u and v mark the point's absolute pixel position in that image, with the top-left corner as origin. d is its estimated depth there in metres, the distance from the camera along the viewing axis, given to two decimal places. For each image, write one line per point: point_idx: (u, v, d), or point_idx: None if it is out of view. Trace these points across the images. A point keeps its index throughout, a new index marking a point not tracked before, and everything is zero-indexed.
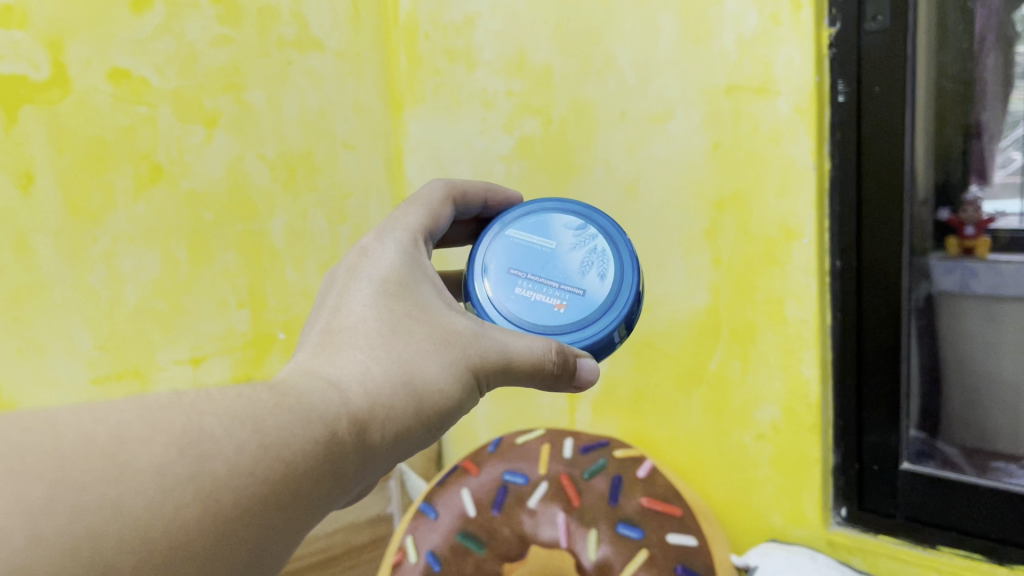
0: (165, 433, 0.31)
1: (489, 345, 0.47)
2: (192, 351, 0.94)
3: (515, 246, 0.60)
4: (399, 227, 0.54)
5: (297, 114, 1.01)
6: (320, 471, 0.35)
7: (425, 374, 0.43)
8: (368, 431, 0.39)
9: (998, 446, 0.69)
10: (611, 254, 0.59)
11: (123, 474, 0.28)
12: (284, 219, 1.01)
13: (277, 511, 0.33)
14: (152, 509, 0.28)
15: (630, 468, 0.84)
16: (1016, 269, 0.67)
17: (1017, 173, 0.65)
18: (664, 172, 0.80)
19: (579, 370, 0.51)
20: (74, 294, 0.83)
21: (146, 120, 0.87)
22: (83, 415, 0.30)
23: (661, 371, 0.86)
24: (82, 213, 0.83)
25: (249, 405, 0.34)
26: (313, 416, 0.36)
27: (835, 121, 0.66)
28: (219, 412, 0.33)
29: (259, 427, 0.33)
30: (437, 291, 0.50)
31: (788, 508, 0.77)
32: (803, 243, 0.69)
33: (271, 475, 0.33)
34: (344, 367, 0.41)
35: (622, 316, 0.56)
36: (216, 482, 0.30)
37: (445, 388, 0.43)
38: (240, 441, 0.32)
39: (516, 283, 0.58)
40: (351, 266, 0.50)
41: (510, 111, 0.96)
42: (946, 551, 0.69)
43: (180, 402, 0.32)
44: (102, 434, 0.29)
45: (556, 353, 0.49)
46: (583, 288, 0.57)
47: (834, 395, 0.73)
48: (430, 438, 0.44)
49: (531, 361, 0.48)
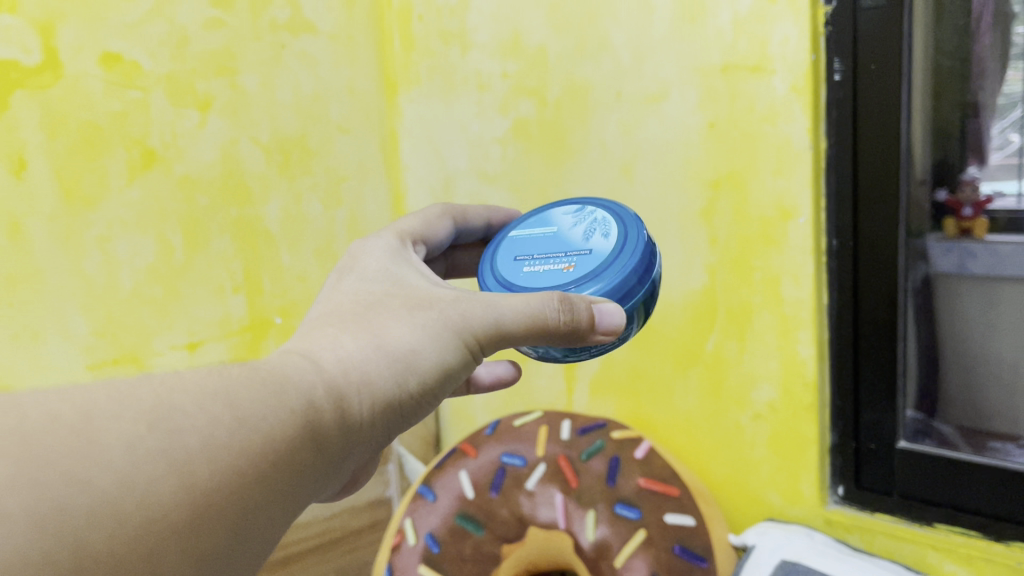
0: (134, 408, 0.30)
1: (477, 306, 0.46)
2: (189, 336, 0.94)
3: (519, 239, 0.61)
4: (388, 235, 0.56)
5: (291, 97, 1.00)
6: (292, 437, 0.35)
7: (403, 343, 0.43)
8: (339, 393, 0.38)
9: (997, 426, 0.69)
10: (612, 218, 0.59)
11: (92, 450, 0.28)
12: (279, 204, 1.00)
13: (252, 480, 0.33)
14: (121, 484, 0.28)
15: (628, 447, 0.83)
16: (1015, 250, 0.64)
17: (1015, 155, 0.63)
18: (661, 152, 0.79)
19: (597, 318, 0.48)
20: (69, 280, 0.83)
21: (139, 105, 0.86)
22: (51, 395, 0.30)
23: (657, 352, 0.86)
24: (76, 198, 0.83)
25: (221, 378, 0.34)
26: (279, 382, 0.36)
27: (830, 99, 0.66)
28: (189, 386, 0.33)
29: (230, 398, 0.33)
30: (423, 277, 0.50)
31: (786, 487, 0.77)
32: (799, 222, 0.69)
33: (242, 444, 0.32)
34: (318, 342, 0.41)
35: (634, 254, 0.54)
36: (189, 455, 0.30)
37: (426, 353, 0.43)
38: (212, 413, 0.32)
39: (523, 264, 0.58)
40: (342, 267, 0.52)
41: (505, 93, 0.95)
42: (943, 528, 0.69)
43: (152, 380, 0.32)
44: (72, 412, 0.29)
45: (560, 303, 0.46)
46: (590, 248, 0.56)
47: (830, 374, 0.73)
48: (418, 405, 0.43)
49: (530, 312, 0.46)
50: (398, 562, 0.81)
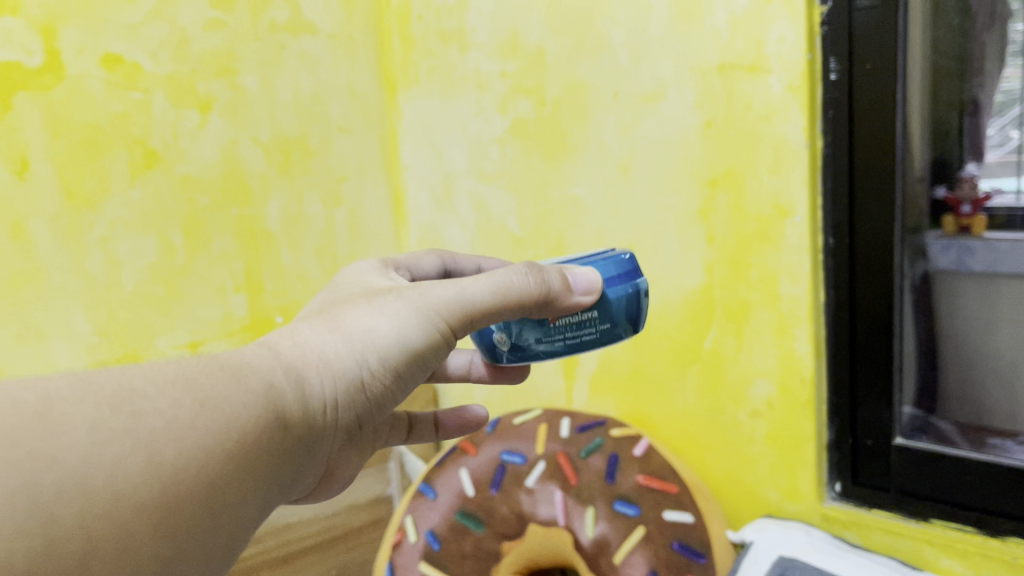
0: (96, 395, 0.32)
1: (442, 284, 0.46)
2: (191, 336, 0.94)
3: None
4: (374, 262, 0.59)
5: (291, 97, 1.01)
6: (249, 414, 0.36)
7: (364, 326, 0.44)
8: (291, 374, 0.40)
9: (994, 423, 0.69)
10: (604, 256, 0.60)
11: (55, 431, 0.30)
12: (280, 203, 1.01)
13: (213, 456, 0.34)
14: (86, 461, 0.30)
15: (627, 446, 0.83)
16: (1014, 247, 0.65)
17: (1015, 151, 0.64)
18: (659, 151, 0.80)
19: (567, 288, 0.49)
20: (72, 280, 0.84)
21: (140, 105, 0.87)
22: (18, 384, 0.32)
23: (656, 350, 0.87)
24: (78, 198, 0.83)
25: (178, 365, 0.36)
26: (229, 366, 0.38)
27: (827, 98, 0.67)
28: (149, 374, 0.35)
29: (184, 381, 0.35)
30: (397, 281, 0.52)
31: (783, 483, 0.78)
32: (796, 221, 0.70)
33: (204, 423, 0.34)
34: (279, 337, 0.43)
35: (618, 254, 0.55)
36: (152, 433, 0.32)
37: (390, 333, 0.44)
38: (173, 396, 0.34)
39: None
40: (330, 286, 0.54)
41: (504, 93, 0.95)
42: (939, 524, 0.69)
43: (114, 369, 0.34)
44: (33, 398, 0.31)
45: (526, 272, 0.48)
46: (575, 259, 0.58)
47: (828, 371, 0.74)
48: (386, 385, 0.44)
49: (496, 283, 0.47)
50: (399, 560, 0.82)
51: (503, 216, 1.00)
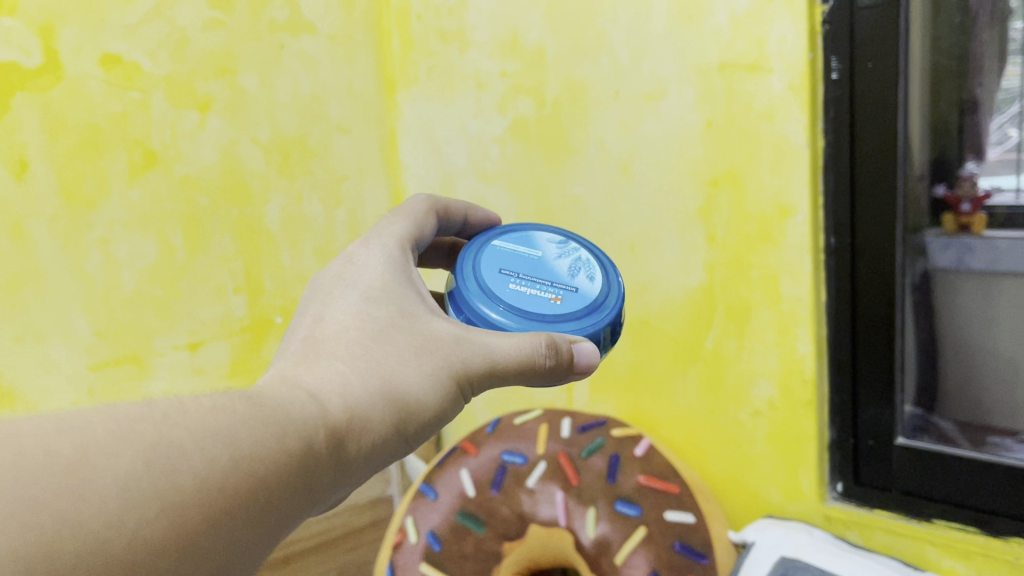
0: (132, 445, 0.29)
1: (472, 350, 0.46)
2: (190, 337, 0.94)
3: (502, 251, 0.60)
4: (391, 236, 0.54)
5: (290, 97, 1.00)
6: (290, 486, 0.34)
7: (404, 382, 0.42)
8: (337, 440, 0.37)
9: (994, 421, 0.69)
10: (595, 264, 0.60)
11: (85, 490, 0.27)
12: (279, 204, 1.00)
13: (244, 525, 0.32)
14: (113, 526, 0.27)
15: (627, 445, 0.83)
16: (1012, 244, 0.65)
17: (1014, 150, 0.64)
18: (660, 151, 0.80)
19: (576, 357, 0.50)
20: (71, 281, 0.84)
21: (139, 106, 0.86)
22: (48, 427, 0.28)
23: (657, 350, 0.87)
24: (76, 199, 0.83)
25: (227, 418, 0.33)
26: (290, 426, 0.35)
27: (828, 97, 0.66)
28: (189, 425, 0.31)
29: (235, 442, 0.32)
30: (422, 301, 0.49)
31: (785, 483, 0.78)
32: (797, 221, 0.70)
33: (241, 490, 0.31)
34: (322, 375, 0.40)
35: (612, 318, 0.56)
36: (185, 497, 0.29)
37: (423, 399, 0.43)
38: (212, 454, 0.31)
39: (509, 280, 0.57)
40: (338, 275, 0.50)
41: (504, 92, 0.95)
42: (941, 524, 0.69)
43: (150, 414, 0.31)
44: (68, 448, 0.28)
45: (548, 348, 0.47)
46: (575, 287, 0.57)
47: (829, 370, 0.73)
48: (406, 447, 0.43)
49: (521, 361, 0.46)
50: (399, 560, 0.82)
51: (503, 216, 1.00)
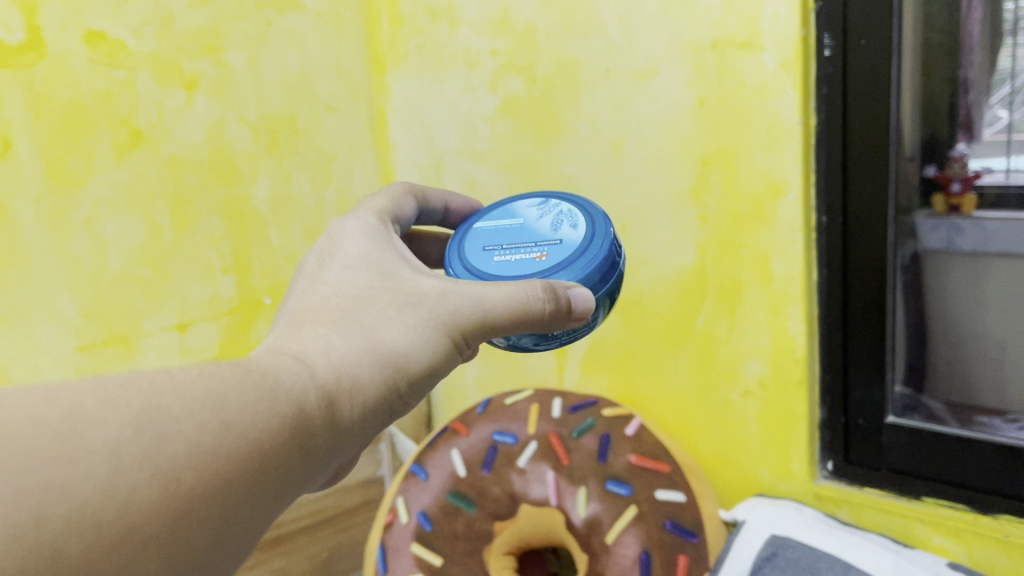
0: (120, 413, 0.29)
1: (463, 296, 0.45)
2: (178, 318, 0.93)
3: (485, 230, 0.59)
4: (371, 211, 0.54)
5: (278, 76, 0.99)
6: (283, 444, 0.34)
7: (396, 340, 0.42)
8: (328, 398, 0.37)
9: (982, 401, 0.70)
10: (578, 209, 0.58)
11: (74, 456, 0.27)
12: (267, 183, 1.00)
13: (239, 486, 0.31)
14: (102, 491, 0.27)
15: (619, 424, 0.83)
16: (1002, 227, 0.64)
17: (1004, 132, 0.63)
18: (651, 130, 0.79)
19: (572, 301, 0.48)
20: (56, 262, 0.82)
21: (124, 84, 0.85)
22: (36, 396, 0.28)
23: (647, 330, 0.87)
24: (62, 178, 0.82)
25: (213, 384, 0.33)
26: (277, 390, 0.35)
27: (821, 75, 0.66)
28: (175, 390, 0.31)
29: (222, 406, 0.32)
30: (410, 262, 0.48)
31: (774, 462, 0.78)
32: (788, 199, 0.70)
33: (232, 452, 0.31)
34: (309, 340, 0.39)
35: (604, 248, 0.53)
36: (175, 464, 0.29)
37: (417, 351, 0.42)
38: (200, 419, 0.31)
39: (493, 254, 0.56)
40: (322, 249, 0.49)
41: (494, 70, 0.94)
42: (930, 502, 0.69)
43: (137, 382, 0.31)
44: (57, 416, 0.28)
45: (544, 291, 0.46)
46: (559, 239, 0.56)
47: (819, 349, 0.74)
48: (407, 402, 0.42)
49: (515, 303, 0.45)
50: (390, 541, 0.82)
51: (493, 196, 0.99)
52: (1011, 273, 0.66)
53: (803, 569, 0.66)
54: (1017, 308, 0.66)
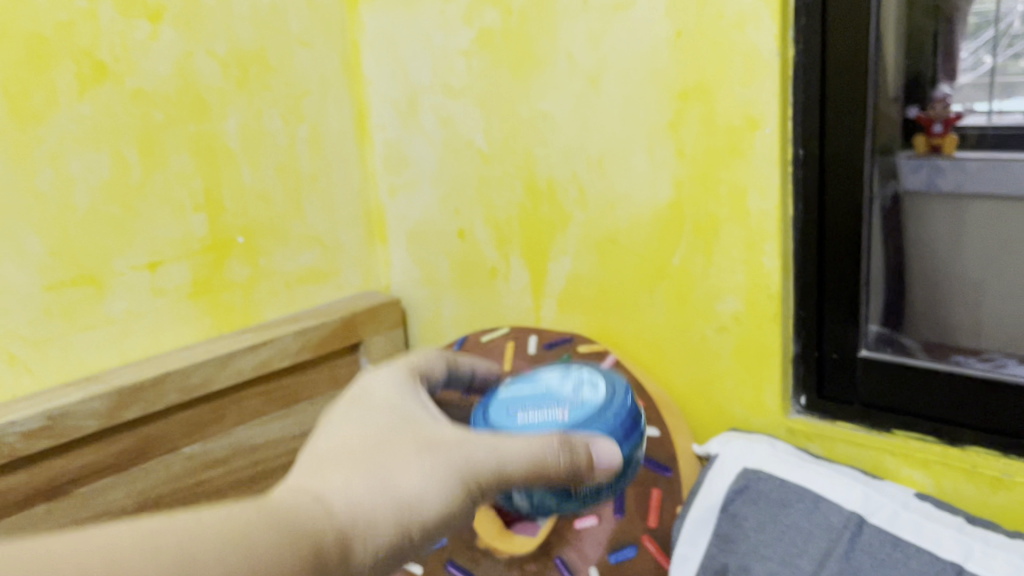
0: (158, 560, 0.33)
1: (482, 445, 0.46)
2: (149, 257, 0.90)
3: (507, 394, 0.58)
4: (401, 363, 0.56)
5: (247, 8, 0.96)
6: None
7: (410, 486, 0.43)
8: (339, 541, 0.39)
9: (959, 340, 0.69)
10: (598, 375, 0.59)
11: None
12: (238, 119, 0.97)
13: None
14: None
15: (594, 360, 0.82)
16: (981, 166, 0.66)
17: (987, 76, 0.64)
18: (629, 63, 0.78)
19: (594, 461, 0.50)
20: (21, 198, 0.79)
21: (86, 14, 0.82)
22: (83, 544, 0.33)
23: (624, 267, 0.85)
24: (24, 112, 0.79)
25: (238, 527, 0.36)
26: (296, 540, 0.37)
27: (800, 4, 0.66)
28: (202, 534, 0.35)
29: (246, 552, 0.35)
30: (426, 409, 0.50)
31: (749, 398, 0.78)
32: (765, 132, 0.69)
33: None
34: (331, 489, 0.42)
35: (621, 428, 0.54)
36: None
37: (436, 495, 0.43)
38: (223, 558, 0.34)
39: (517, 414, 0.55)
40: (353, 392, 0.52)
41: (470, 3, 0.92)
42: (902, 435, 0.70)
43: (172, 524, 0.35)
44: (99, 562, 0.32)
45: (559, 445, 0.48)
46: (580, 400, 0.55)
47: (795, 285, 0.74)
48: (421, 548, 0.44)
49: (530, 458, 0.47)
50: None
51: (469, 132, 0.97)
52: (989, 214, 0.67)
53: (774, 502, 0.68)
54: (994, 246, 0.67)
